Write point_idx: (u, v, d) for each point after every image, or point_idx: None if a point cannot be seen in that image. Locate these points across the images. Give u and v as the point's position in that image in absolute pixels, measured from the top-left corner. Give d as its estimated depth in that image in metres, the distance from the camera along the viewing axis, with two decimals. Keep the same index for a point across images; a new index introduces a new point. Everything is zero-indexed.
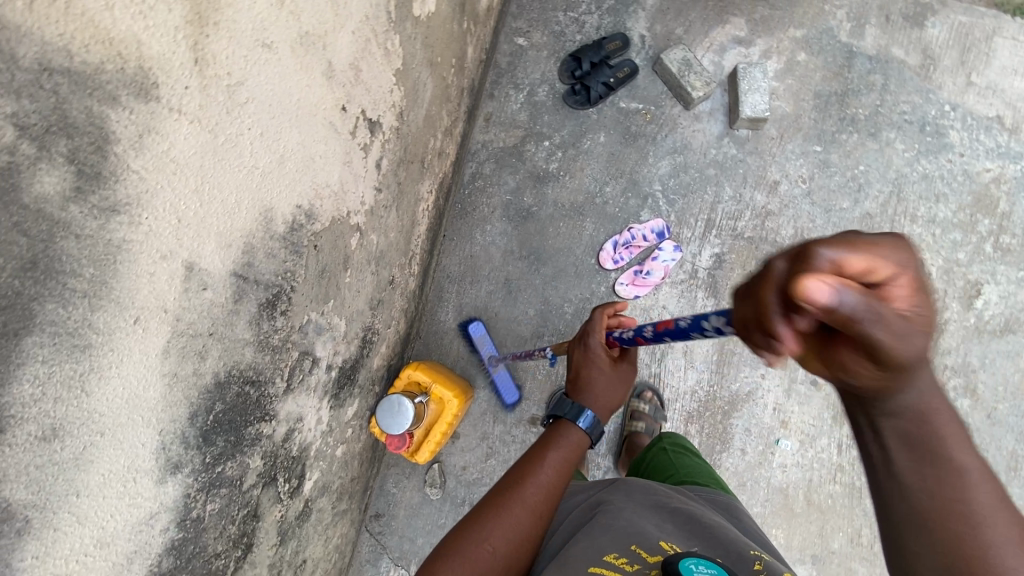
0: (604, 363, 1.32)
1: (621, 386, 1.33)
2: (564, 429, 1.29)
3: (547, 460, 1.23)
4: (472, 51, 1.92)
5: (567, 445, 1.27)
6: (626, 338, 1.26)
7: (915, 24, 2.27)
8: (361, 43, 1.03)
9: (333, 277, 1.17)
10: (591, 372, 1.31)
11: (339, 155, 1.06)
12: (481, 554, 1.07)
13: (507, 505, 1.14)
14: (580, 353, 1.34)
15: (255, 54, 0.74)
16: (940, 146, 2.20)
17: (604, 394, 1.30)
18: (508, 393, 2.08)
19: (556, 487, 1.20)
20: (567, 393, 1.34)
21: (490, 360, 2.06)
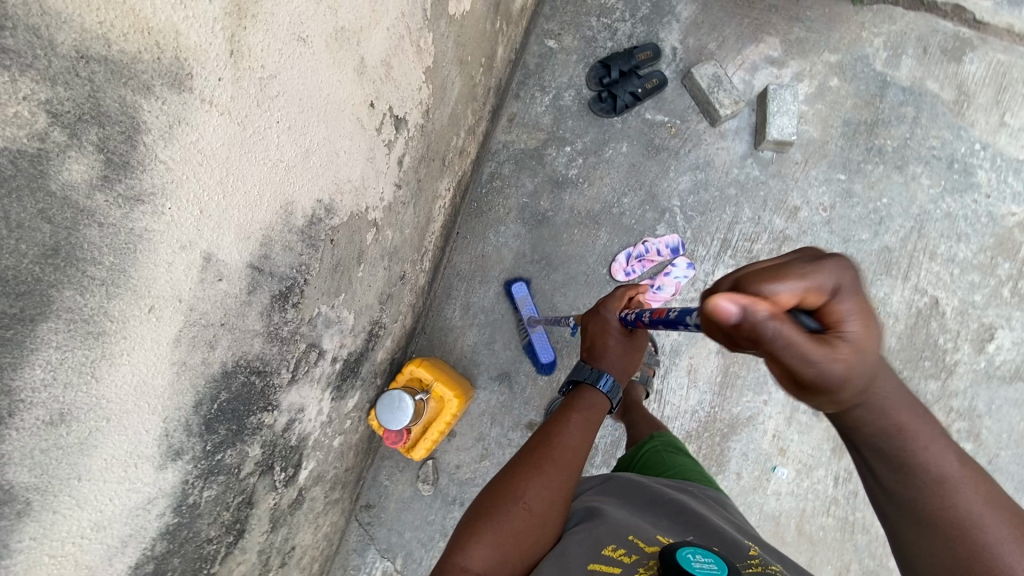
0: (619, 333, 1.43)
1: (633, 356, 1.45)
2: (585, 393, 1.38)
3: (571, 421, 1.32)
4: (502, 50, 1.90)
5: (589, 407, 1.36)
6: (631, 319, 1.35)
7: (952, 58, 2.23)
8: (394, 40, 1.03)
9: (346, 271, 1.17)
10: (608, 340, 1.42)
11: (364, 151, 1.06)
12: (518, 514, 1.09)
13: (536, 464, 1.19)
14: (595, 323, 1.46)
15: (290, 48, 0.74)
16: (966, 185, 2.17)
17: (619, 362, 1.42)
18: (544, 353, 2.08)
19: (580, 448, 1.28)
20: (585, 361, 1.45)
21: (529, 320, 2.07)
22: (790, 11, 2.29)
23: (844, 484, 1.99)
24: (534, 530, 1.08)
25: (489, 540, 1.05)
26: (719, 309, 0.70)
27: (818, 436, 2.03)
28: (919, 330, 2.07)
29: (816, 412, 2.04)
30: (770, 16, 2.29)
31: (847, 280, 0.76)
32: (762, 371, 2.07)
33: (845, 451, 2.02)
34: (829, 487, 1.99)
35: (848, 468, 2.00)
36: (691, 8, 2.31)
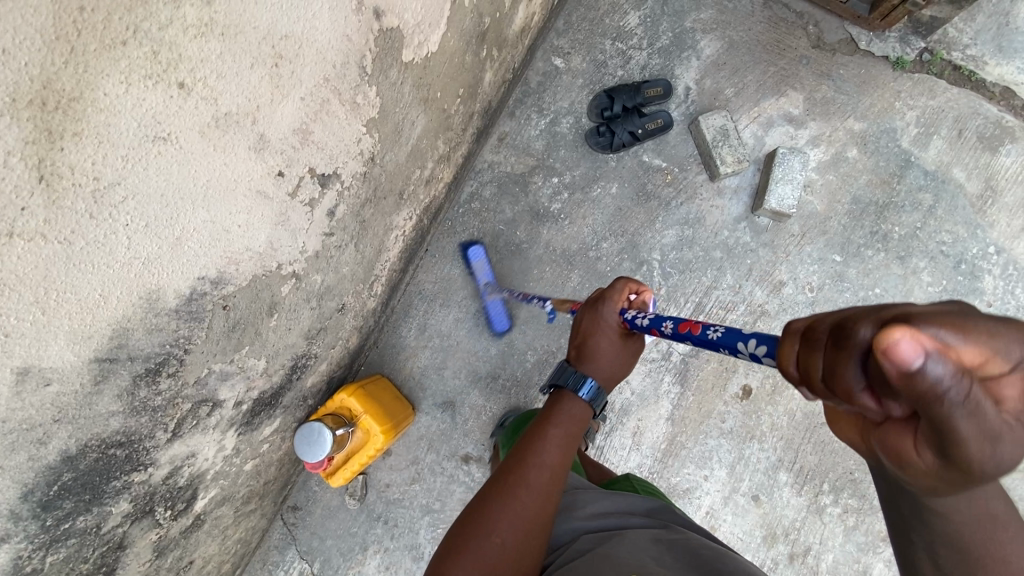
0: (615, 333, 1.21)
1: (627, 359, 1.24)
2: (566, 403, 1.20)
3: (549, 437, 1.17)
4: (493, 74, 1.78)
5: (571, 417, 1.20)
6: (638, 323, 1.14)
7: (988, 147, 2.05)
8: (315, 105, 0.93)
9: (250, 328, 1.12)
10: (600, 341, 1.20)
11: (271, 218, 0.99)
12: (491, 550, 1.03)
13: (506, 492, 1.10)
14: (589, 317, 1.22)
15: (142, 151, 0.66)
16: (970, 289, 2.02)
17: (611, 364, 1.20)
18: (497, 321, 2.09)
19: (559, 466, 1.15)
20: (570, 360, 1.24)
21: (485, 287, 2.09)
22: (822, 67, 2.11)
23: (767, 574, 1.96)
24: (510, 563, 1.03)
25: None
26: (893, 347, 0.46)
27: (752, 521, 1.98)
28: None
29: (756, 498, 1.99)
30: (798, 68, 2.12)
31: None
32: (709, 446, 2.02)
33: (777, 540, 1.97)
34: None
35: (776, 558, 1.96)
36: (715, 46, 2.14)
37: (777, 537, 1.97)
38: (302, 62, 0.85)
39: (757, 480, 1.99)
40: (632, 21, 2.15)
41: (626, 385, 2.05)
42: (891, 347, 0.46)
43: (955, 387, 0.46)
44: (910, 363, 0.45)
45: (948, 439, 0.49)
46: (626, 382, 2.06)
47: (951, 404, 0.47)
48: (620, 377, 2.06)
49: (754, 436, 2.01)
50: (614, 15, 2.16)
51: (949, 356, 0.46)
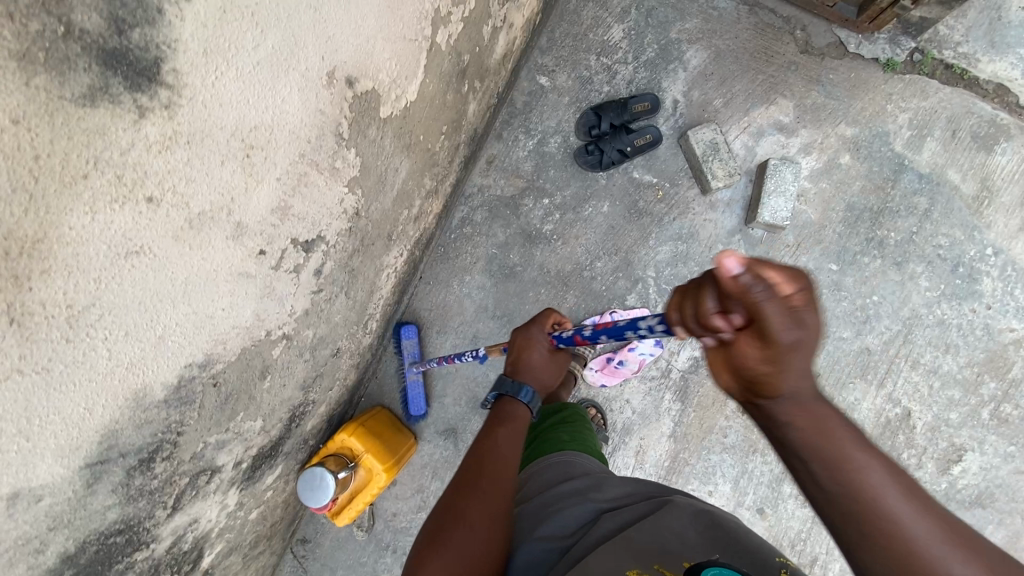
0: (545, 349, 1.38)
1: (556, 370, 1.41)
2: (506, 407, 1.34)
3: (499, 436, 1.26)
4: (477, 103, 1.75)
5: (513, 419, 1.32)
6: (563, 337, 1.31)
7: (983, 146, 2.03)
8: (291, 182, 0.92)
9: (243, 394, 1.12)
10: (533, 355, 1.37)
11: (256, 293, 0.98)
12: (464, 536, 1.02)
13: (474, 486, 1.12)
14: (521, 337, 1.40)
15: (114, 269, 0.65)
16: (968, 292, 2.02)
17: (541, 372, 1.37)
18: (415, 405, 2.04)
19: (513, 460, 1.22)
20: (506, 374, 1.39)
21: (409, 367, 2.01)
22: (811, 72, 2.08)
23: None
24: (485, 557, 1.01)
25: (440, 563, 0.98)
26: (724, 260, 0.64)
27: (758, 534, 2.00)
28: (884, 440, 2.00)
29: (760, 510, 2.00)
30: (787, 75, 2.09)
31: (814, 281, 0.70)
32: (712, 461, 2.03)
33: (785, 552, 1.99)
34: None
35: None
36: (702, 56, 2.11)
37: (784, 549, 1.98)
38: (275, 146, 0.83)
39: (761, 493, 2.01)
40: (616, 35, 2.12)
41: (627, 405, 2.06)
42: (721, 258, 0.63)
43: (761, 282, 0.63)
44: (732, 266, 0.63)
45: (765, 328, 0.64)
46: (626, 401, 2.07)
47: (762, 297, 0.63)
48: (620, 397, 2.07)
49: (757, 449, 2.03)
50: (598, 29, 2.12)
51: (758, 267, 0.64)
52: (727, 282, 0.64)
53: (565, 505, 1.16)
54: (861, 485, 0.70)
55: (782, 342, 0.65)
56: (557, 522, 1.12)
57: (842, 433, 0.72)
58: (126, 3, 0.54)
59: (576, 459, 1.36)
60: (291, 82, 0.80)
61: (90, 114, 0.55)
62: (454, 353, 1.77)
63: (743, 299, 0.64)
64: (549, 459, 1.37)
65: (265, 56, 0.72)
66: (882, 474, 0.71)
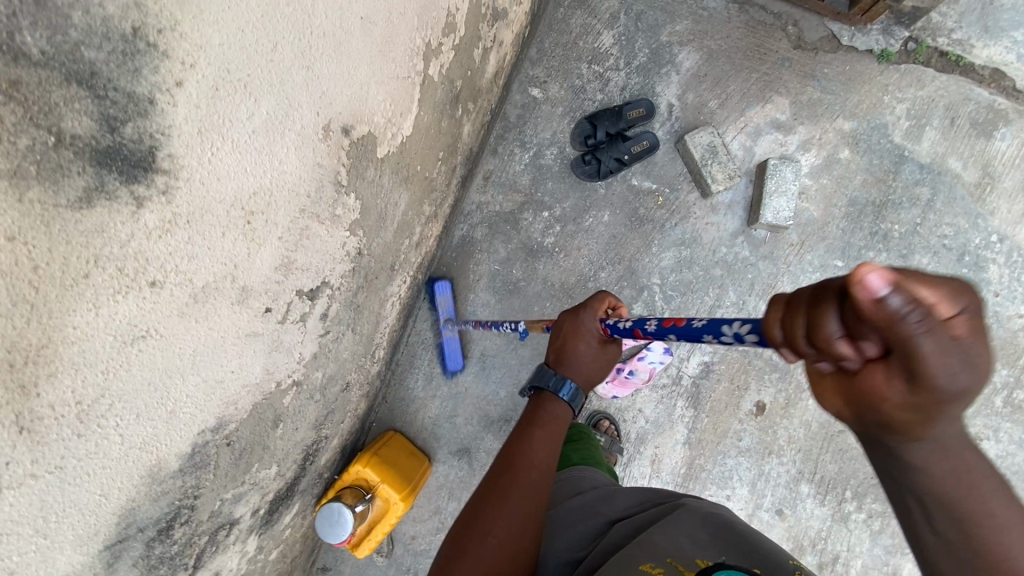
0: (595, 341, 1.21)
1: (604, 367, 1.24)
2: (547, 403, 1.20)
3: (535, 436, 1.16)
4: (472, 123, 1.73)
5: (552, 417, 1.19)
6: (619, 328, 1.12)
7: (982, 133, 2.02)
8: (293, 238, 0.90)
9: (257, 446, 1.10)
10: (579, 346, 1.20)
11: (264, 350, 0.96)
12: (487, 550, 0.99)
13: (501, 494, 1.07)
14: (569, 322, 1.23)
15: (121, 357, 0.64)
16: (976, 281, 2.01)
17: (589, 368, 1.20)
18: (451, 359, 2.07)
19: (547, 465, 1.13)
20: (550, 363, 1.23)
21: (445, 323, 2.04)
22: (805, 67, 2.06)
23: None
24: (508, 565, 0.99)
25: None
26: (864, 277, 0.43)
27: (779, 536, 1.99)
28: None
29: (779, 512, 2.00)
30: (781, 72, 2.07)
31: (973, 295, 0.48)
32: (728, 466, 2.02)
33: (805, 551, 1.99)
34: None
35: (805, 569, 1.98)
36: (694, 57, 2.08)
37: (805, 549, 1.99)
38: (275, 207, 0.82)
39: (779, 495, 2.00)
40: (607, 41, 2.10)
41: (639, 415, 2.06)
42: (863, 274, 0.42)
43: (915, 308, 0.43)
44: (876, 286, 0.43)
45: (916, 368, 0.46)
46: (639, 411, 2.06)
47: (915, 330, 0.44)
48: (633, 407, 2.06)
49: (772, 451, 2.02)
50: (588, 36, 2.10)
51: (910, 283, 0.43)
52: (865, 306, 0.44)
53: (577, 521, 1.16)
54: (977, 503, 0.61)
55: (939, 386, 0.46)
56: (572, 540, 1.13)
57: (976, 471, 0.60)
58: (117, 101, 0.52)
59: (586, 473, 1.35)
60: (287, 142, 0.78)
61: (87, 216, 0.53)
62: (492, 323, 1.75)
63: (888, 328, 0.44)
64: (559, 476, 1.36)
65: (259, 123, 0.71)
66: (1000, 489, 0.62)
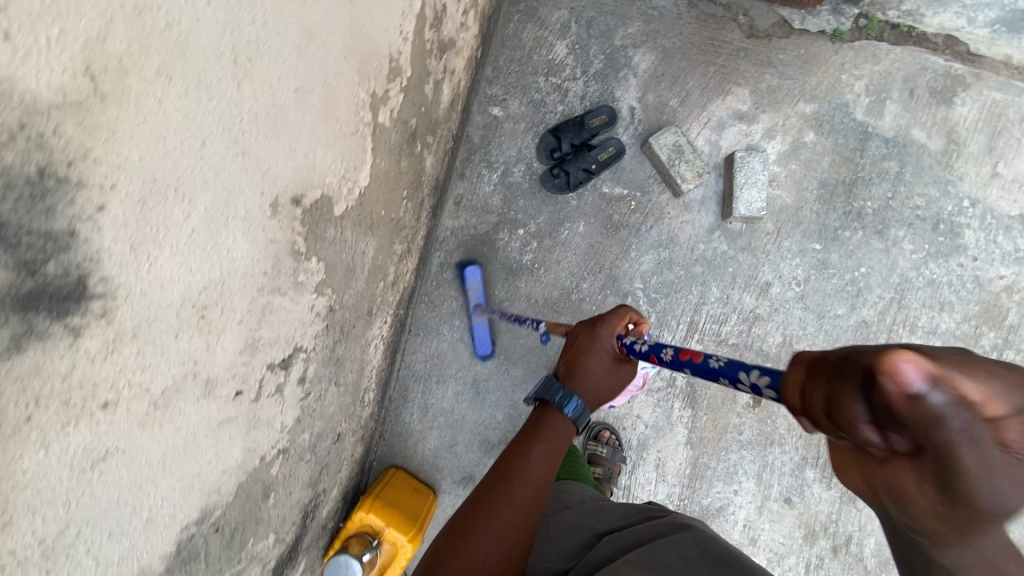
0: (608, 356, 1.16)
1: (616, 385, 1.18)
2: (551, 416, 1.14)
3: (534, 453, 1.11)
4: (434, 154, 1.72)
5: (555, 433, 1.13)
6: (636, 350, 1.09)
7: (942, 100, 2.03)
8: (255, 317, 0.89)
9: (249, 522, 1.08)
10: (591, 361, 1.15)
11: (241, 431, 0.94)
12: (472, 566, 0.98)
13: (492, 509, 1.04)
14: (584, 336, 1.18)
15: (83, 484, 0.62)
16: (953, 248, 2.02)
17: (599, 384, 1.15)
18: (481, 344, 2.06)
19: (544, 483, 1.10)
20: (557, 375, 1.19)
21: (474, 309, 2.03)
22: (761, 56, 2.06)
23: (816, 570, 1.98)
24: None
25: None
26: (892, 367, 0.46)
27: (790, 524, 2.00)
28: None
29: (788, 501, 2.01)
30: (737, 62, 2.07)
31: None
32: (732, 461, 2.02)
33: (818, 536, 2.00)
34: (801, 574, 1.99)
35: (820, 554, 1.99)
36: (649, 58, 2.08)
37: (817, 534, 1.99)
38: (229, 294, 0.80)
39: (786, 483, 2.01)
40: (561, 52, 2.09)
41: (638, 421, 2.05)
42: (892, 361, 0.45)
43: (965, 416, 0.44)
44: (904, 375, 0.45)
45: (949, 474, 0.45)
46: (637, 417, 2.06)
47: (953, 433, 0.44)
48: (631, 414, 2.06)
49: (773, 441, 2.03)
50: (541, 49, 2.09)
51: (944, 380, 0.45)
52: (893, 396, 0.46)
53: (563, 534, 1.15)
54: None
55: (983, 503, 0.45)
56: (559, 548, 1.12)
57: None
58: (33, 244, 0.50)
59: (573, 485, 1.33)
60: (232, 230, 0.76)
61: (19, 361, 0.51)
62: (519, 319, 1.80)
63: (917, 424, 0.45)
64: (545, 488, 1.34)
65: (198, 220, 0.69)
66: None
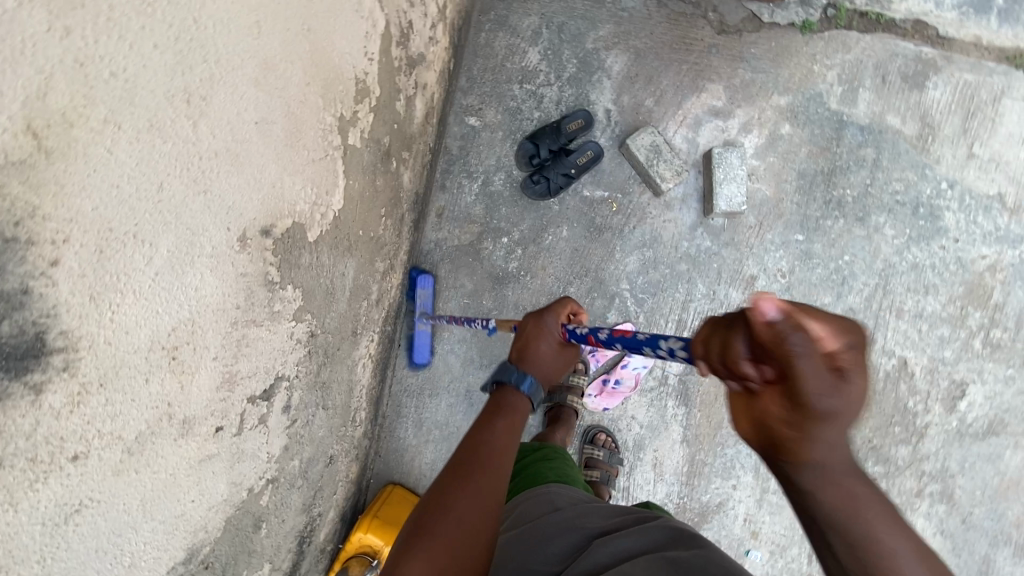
0: (556, 341, 1.13)
1: (563, 371, 1.16)
2: (505, 398, 1.09)
3: (497, 425, 1.05)
4: (412, 169, 1.72)
5: (511, 413, 1.08)
6: (578, 334, 1.07)
7: (914, 85, 2.04)
8: (230, 352, 0.88)
9: (241, 555, 1.07)
10: (540, 346, 1.11)
11: (225, 466, 0.94)
12: (449, 530, 0.89)
13: (462, 476, 0.96)
14: (531, 323, 1.14)
15: (59, 537, 0.62)
16: (934, 231, 2.03)
17: (549, 370, 1.12)
18: (419, 353, 2.02)
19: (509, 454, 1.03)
20: (505, 362, 1.14)
21: (419, 316, 1.97)
22: (732, 51, 2.07)
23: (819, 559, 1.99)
24: (469, 554, 0.88)
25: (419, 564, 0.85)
26: (761, 304, 0.52)
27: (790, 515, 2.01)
28: (889, 394, 2.01)
29: None
30: (710, 59, 2.07)
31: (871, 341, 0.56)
32: (728, 456, 2.03)
33: None
34: (804, 564, 1.99)
35: None
36: (622, 60, 2.08)
37: None
38: (201, 332, 0.79)
39: None
40: (534, 58, 2.09)
41: (633, 422, 2.05)
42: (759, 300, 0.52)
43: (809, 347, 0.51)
44: (767, 310, 0.51)
45: (798, 395, 0.52)
46: (632, 418, 2.06)
47: (802, 358, 0.51)
48: (625, 415, 2.06)
49: None
50: (514, 56, 2.09)
51: (800, 317, 0.52)
52: (760, 329, 0.53)
53: (555, 537, 1.12)
54: (877, 545, 0.67)
55: (815, 415, 0.54)
56: (551, 550, 1.10)
57: (864, 500, 0.67)
58: None
59: (563, 490, 1.32)
60: (199, 268, 0.75)
61: None
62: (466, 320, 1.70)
63: (775, 354, 0.52)
64: (533, 493, 1.31)
65: (161, 263, 0.68)
66: (900, 537, 0.68)
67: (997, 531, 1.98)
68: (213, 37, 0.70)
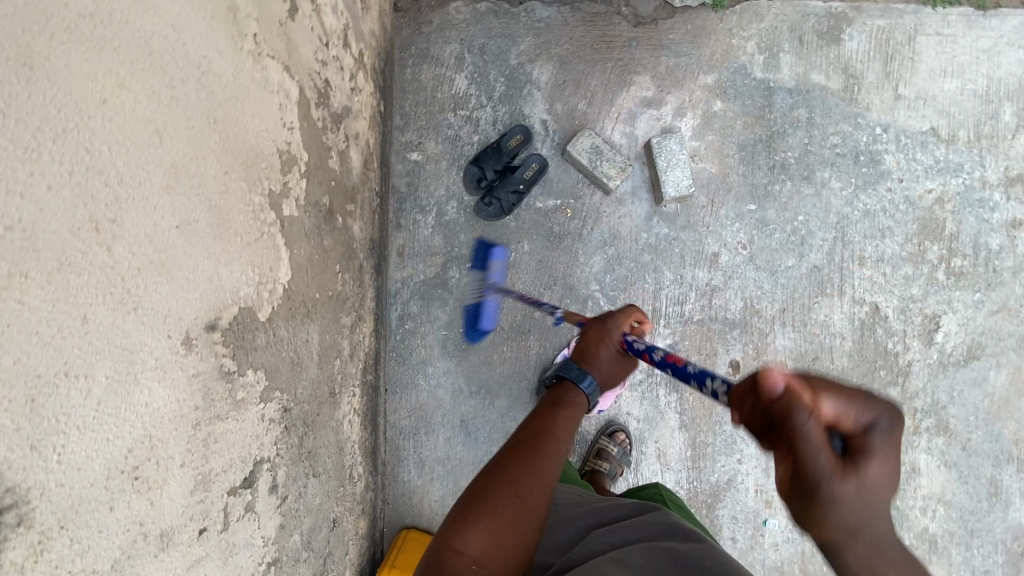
0: (618, 347, 1.18)
1: (624, 373, 1.20)
2: (570, 393, 1.13)
3: (563, 419, 1.09)
4: (360, 217, 1.73)
5: (569, 408, 1.11)
6: (636, 346, 1.16)
7: (831, 41, 2.10)
8: (200, 452, 0.88)
9: None
10: (603, 350, 1.16)
11: (218, 563, 0.94)
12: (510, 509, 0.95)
13: (529, 460, 1.01)
14: (595, 330, 1.20)
15: None
16: (878, 175, 2.09)
17: (613, 370, 1.17)
18: (485, 320, 2.03)
19: (569, 446, 1.09)
20: (570, 359, 1.18)
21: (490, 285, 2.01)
22: (652, 41, 2.11)
23: None
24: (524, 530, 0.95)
25: (484, 532, 0.92)
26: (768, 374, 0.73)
27: None
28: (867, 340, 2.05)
29: None
30: (631, 52, 2.11)
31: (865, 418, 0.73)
32: (728, 432, 2.05)
33: None
34: None
35: None
36: (548, 69, 2.11)
37: None
38: (162, 442, 0.79)
39: None
40: (462, 85, 2.11)
41: (630, 417, 2.07)
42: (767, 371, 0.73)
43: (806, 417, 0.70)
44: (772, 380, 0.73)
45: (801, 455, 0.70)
46: (628, 413, 2.07)
47: (804, 426, 0.70)
48: (621, 413, 2.07)
49: None
50: (443, 86, 2.11)
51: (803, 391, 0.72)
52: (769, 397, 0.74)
53: (555, 527, 1.17)
54: None
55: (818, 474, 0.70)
56: (550, 540, 1.15)
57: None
58: None
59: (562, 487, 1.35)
60: (145, 383, 0.75)
61: None
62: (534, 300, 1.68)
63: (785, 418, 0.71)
64: None
65: (102, 390, 0.68)
66: None
67: (997, 452, 2.02)
68: (112, 159, 0.70)
